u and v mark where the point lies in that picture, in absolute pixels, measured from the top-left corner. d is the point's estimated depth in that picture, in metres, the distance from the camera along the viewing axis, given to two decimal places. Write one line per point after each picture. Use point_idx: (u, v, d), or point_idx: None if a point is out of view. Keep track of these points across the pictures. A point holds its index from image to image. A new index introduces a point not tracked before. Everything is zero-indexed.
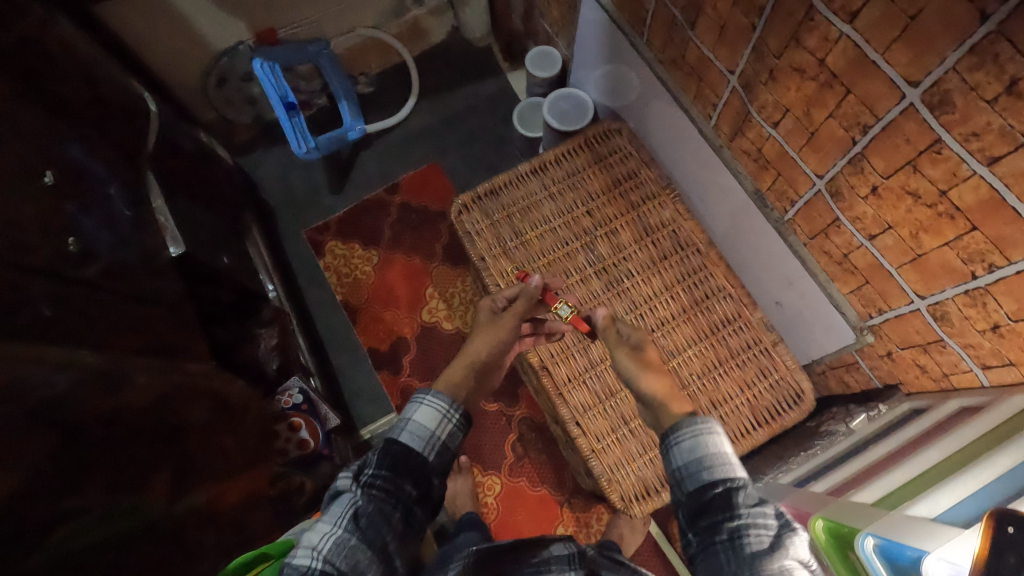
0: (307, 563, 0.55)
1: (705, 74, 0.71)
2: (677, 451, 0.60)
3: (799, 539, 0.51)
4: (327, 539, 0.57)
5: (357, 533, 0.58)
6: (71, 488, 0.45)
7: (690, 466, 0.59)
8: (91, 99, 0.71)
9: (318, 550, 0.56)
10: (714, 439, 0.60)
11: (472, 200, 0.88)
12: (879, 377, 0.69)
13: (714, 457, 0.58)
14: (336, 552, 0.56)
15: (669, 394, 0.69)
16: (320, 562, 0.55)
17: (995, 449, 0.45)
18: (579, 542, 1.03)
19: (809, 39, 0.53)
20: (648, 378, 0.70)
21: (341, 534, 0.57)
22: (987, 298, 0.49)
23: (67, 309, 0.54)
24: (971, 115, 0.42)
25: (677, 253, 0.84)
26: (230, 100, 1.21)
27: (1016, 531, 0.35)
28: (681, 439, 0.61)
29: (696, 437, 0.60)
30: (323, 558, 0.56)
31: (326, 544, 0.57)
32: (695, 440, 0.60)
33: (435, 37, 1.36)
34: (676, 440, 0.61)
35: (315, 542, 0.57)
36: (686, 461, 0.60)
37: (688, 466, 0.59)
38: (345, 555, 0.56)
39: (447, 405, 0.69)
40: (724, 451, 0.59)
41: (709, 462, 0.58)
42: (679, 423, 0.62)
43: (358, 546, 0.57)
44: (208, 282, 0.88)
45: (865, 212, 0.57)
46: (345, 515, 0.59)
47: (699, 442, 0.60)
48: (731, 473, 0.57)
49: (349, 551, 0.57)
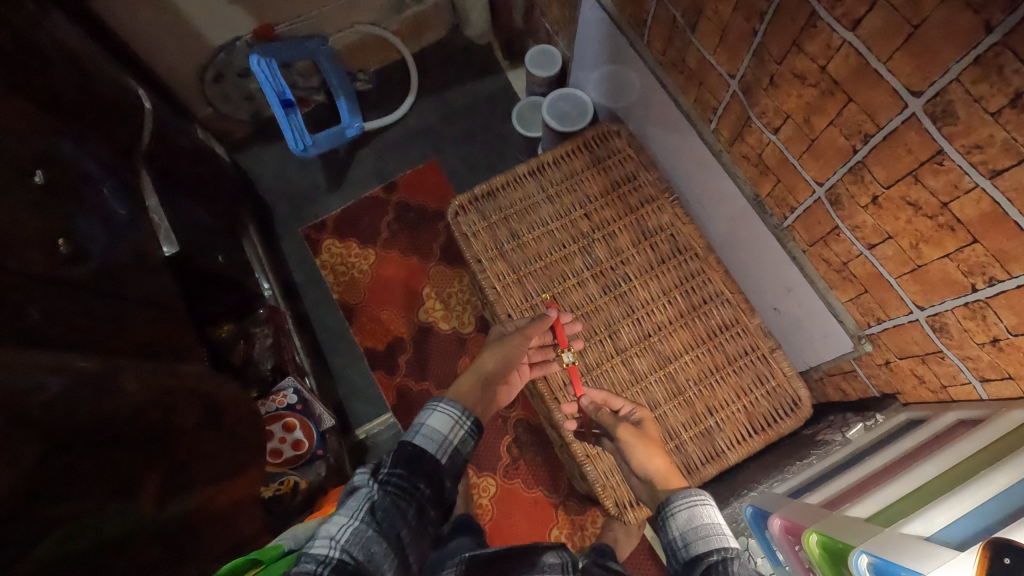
0: (325, 552, 0.54)
1: (706, 77, 0.70)
2: (675, 522, 0.66)
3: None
4: (345, 530, 0.57)
5: (374, 525, 0.58)
6: (60, 494, 0.44)
7: (687, 536, 0.65)
8: (86, 96, 0.70)
9: (337, 540, 0.55)
10: (708, 510, 0.66)
11: (469, 201, 0.88)
12: (877, 387, 0.69)
13: (708, 527, 0.64)
14: (353, 541, 0.55)
15: (668, 471, 0.72)
16: (338, 550, 0.54)
17: (994, 466, 0.45)
18: (573, 545, 1.03)
19: (810, 46, 0.52)
20: (650, 455, 0.72)
21: (359, 525, 0.57)
22: (986, 311, 0.49)
23: (55, 310, 0.53)
24: (974, 127, 0.41)
25: (675, 258, 0.83)
26: (227, 95, 1.20)
27: (1012, 561, 0.35)
28: (678, 510, 0.67)
29: (691, 507, 0.66)
30: (340, 547, 0.55)
31: (344, 535, 0.56)
32: (691, 511, 0.66)
33: (434, 34, 1.35)
34: (673, 512, 0.67)
35: (333, 532, 0.57)
36: (683, 531, 0.65)
37: (686, 537, 0.65)
38: (363, 545, 0.56)
39: (459, 412, 0.73)
40: (717, 522, 0.65)
41: (704, 532, 0.64)
42: (675, 495, 0.68)
43: (373, 537, 0.57)
44: (203, 281, 0.87)
45: (865, 221, 0.56)
46: (362, 508, 0.60)
47: (694, 512, 0.66)
48: (724, 541, 0.63)
49: (365, 541, 0.56)
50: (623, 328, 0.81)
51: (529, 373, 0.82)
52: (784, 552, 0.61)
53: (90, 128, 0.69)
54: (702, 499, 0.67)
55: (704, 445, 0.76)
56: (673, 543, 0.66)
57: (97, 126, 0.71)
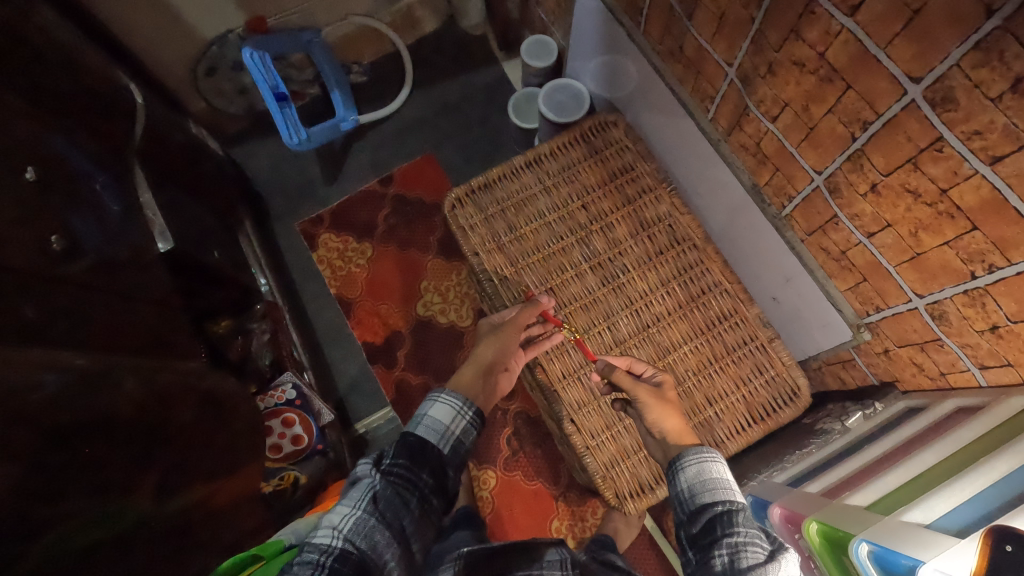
0: (328, 542, 0.55)
1: (703, 66, 0.69)
2: (684, 475, 0.65)
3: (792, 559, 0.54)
4: (348, 520, 0.57)
5: (376, 514, 0.58)
6: (58, 493, 0.44)
7: (694, 488, 0.64)
8: (77, 91, 0.69)
9: (339, 530, 0.56)
10: (718, 466, 0.65)
11: (466, 194, 0.87)
12: (876, 374, 0.69)
13: (716, 480, 0.63)
14: (357, 531, 0.56)
15: (681, 431, 0.71)
16: (341, 540, 0.55)
17: (994, 453, 0.45)
18: (573, 536, 1.03)
19: (809, 33, 0.51)
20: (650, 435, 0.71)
21: (361, 515, 0.57)
22: (986, 298, 0.48)
23: (48, 308, 0.52)
24: (974, 113, 0.41)
25: (673, 248, 0.83)
26: (220, 89, 1.18)
27: (1013, 549, 0.36)
28: (687, 464, 0.65)
29: (700, 462, 0.65)
30: (344, 537, 0.55)
31: (347, 524, 0.56)
32: (700, 466, 0.65)
33: (429, 25, 1.34)
34: (682, 466, 0.65)
35: (335, 523, 0.57)
36: (689, 484, 0.64)
37: (692, 489, 0.64)
38: (366, 535, 0.56)
39: (461, 402, 0.72)
40: (726, 477, 0.64)
41: (712, 484, 0.63)
42: (685, 451, 0.67)
43: (376, 526, 0.57)
44: (199, 277, 0.87)
45: (864, 210, 0.56)
46: (364, 497, 0.59)
47: (703, 467, 0.64)
48: (730, 495, 0.62)
49: (368, 530, 0.57)
50: (622, 319, 0.80)
51: (525, 358, 0.80)
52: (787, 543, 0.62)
53: (81, 124, 0.68)
54: (715, 459, 0.65)
55: (702, 435, 0.77)
56: (681, 493, 0.65)
57: (89, 122, 0.70)
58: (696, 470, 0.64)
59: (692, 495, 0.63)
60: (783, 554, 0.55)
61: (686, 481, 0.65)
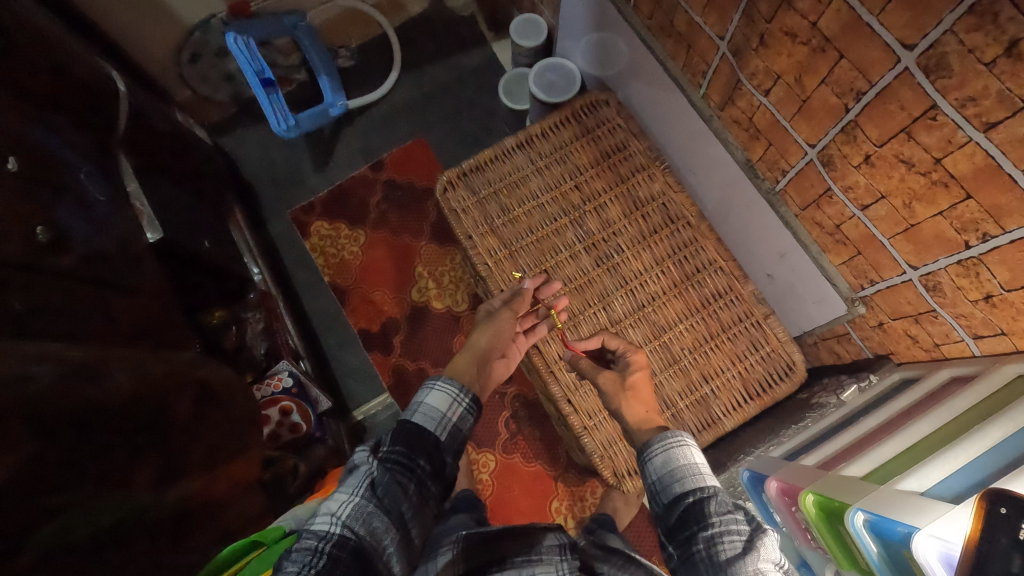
0: (327, 528, 0.55)
1: (694, 40, 0.68)
2: (651, 465, 0.64)
3: (769, 541, 0.56)
4: (345, 506, 0.57)
5: (374, 500, 0.58)
6: (51, 488, 0.43)
7: (663, 479, 0.63)
8: (58, 79, 0.68)
9: (337, 516, 0.55)
10: (683, 451, 0.64)
11: (457, 176, 0.86)
12: (871, 348, 0.69)
13: (683, 467, 0.63)
14: (354, 517, 0.56)
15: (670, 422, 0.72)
16: (339, 526, 0.55)
17: (988, 419, 0.46)
18: (574, 516, 1.04)
19: (800, 2, 0.51)
20: (643, 410, 0.72)
21: (359, 501, 0.57)
22: (980, 268, 0.48)
23: (36, 301, 0.52)
24: (968, 79, 0.40)
25: (667, 227, 0.82)
26: (205, 76, 1.17)
27: (1008, 511, 0.35)
28: (653, 453, 0.65)
29: (666, 450, 0.64)
30: (342, 523, 0.55)
31: (345, 511, 0.56)
32: (666, 454, 0.64)
33: (416, 6, 1.32)
34: (649, 456, 0.65)
35: (334, 509, 0.56)
36: (659, 474, 0.64)
37: (661, 480, 0.63)
38: (364, 520, 0.56)
39: (457, 389, 0.72)
40: (693, 461, 0.63)
41: (680, 473, 0.62)
42: (651, 439, 0.66)
43: (375, 511, 0.57)
44: (190, 266, 0.86)
45: (858, 181, 0.56)
46: (362, 484, 0.59)
47: (669, 454, 0.64)
48: (699, 481, 0.61)
49: (366, 516, 0.56)
50: (616, 300, 0.80)
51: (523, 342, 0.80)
52: (781, 512, 0.64)
53: (65, 115, 0.67)
54: (678, 443, 0.64)
55: (699, 411, 0.77)
56: (651, 487, 0.64)
57: (73, 112, 0.69)
58: (662, 460, 0.64)
59: (661, 488, 0.63)
60: (761, 539, 0.55)
61: (652, 473, 0.64)
